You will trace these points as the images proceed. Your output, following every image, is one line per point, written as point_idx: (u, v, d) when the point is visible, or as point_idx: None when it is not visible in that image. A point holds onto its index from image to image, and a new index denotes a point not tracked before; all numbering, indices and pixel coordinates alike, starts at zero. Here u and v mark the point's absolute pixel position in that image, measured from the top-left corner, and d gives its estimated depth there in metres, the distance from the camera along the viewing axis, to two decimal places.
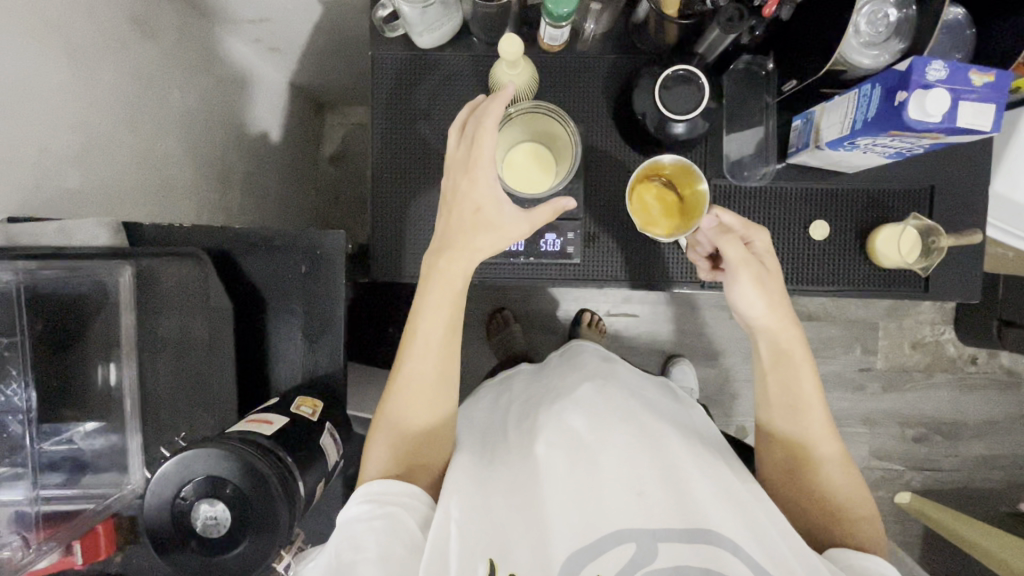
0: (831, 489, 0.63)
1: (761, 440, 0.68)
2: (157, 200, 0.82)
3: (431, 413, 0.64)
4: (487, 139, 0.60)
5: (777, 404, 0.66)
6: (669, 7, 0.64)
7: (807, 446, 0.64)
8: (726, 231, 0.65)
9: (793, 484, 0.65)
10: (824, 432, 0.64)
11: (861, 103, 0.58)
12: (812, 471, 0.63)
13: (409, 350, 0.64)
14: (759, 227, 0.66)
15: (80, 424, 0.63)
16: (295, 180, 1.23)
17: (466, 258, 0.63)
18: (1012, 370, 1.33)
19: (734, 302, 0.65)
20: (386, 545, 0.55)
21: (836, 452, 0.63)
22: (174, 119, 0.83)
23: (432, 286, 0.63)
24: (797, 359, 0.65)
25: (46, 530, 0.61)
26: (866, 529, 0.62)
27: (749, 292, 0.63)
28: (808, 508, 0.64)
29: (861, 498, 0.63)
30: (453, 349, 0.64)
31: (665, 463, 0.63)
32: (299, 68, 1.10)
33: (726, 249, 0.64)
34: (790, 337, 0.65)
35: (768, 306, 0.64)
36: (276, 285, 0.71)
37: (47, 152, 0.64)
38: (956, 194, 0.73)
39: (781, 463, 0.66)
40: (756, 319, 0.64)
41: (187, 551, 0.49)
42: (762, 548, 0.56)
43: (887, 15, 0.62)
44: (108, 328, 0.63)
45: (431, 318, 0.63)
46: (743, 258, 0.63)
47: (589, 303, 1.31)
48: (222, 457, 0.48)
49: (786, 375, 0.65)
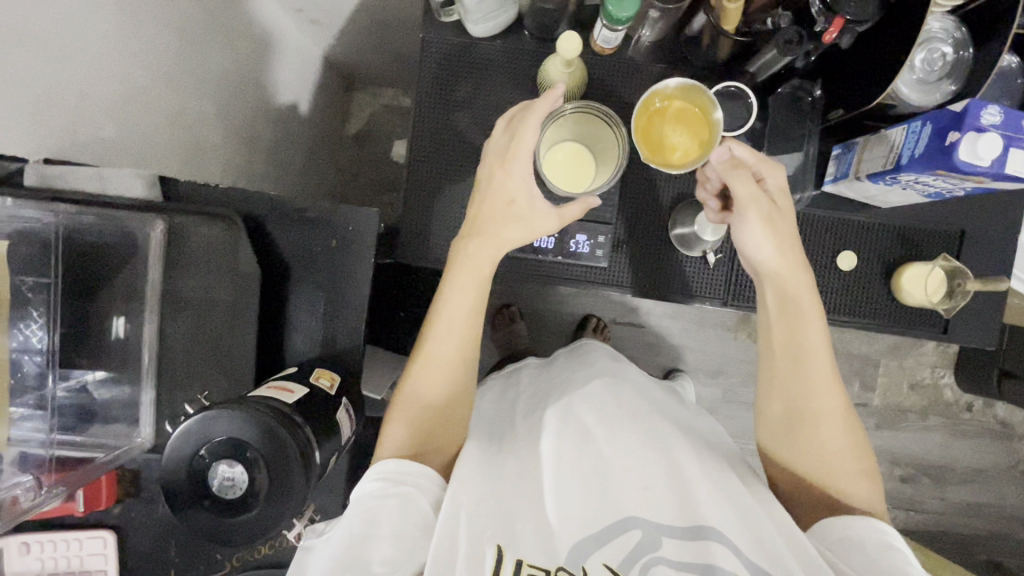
0: (830, 446, 0.62)
1: (761, 394, 0.66)
2: (186, 159, 0.81)
3: (449, 395, 0.64)
4: (527, 135, 0.61)
5: (778, 354, 0.64)
6: (728, 23, 0.62)
7: (808, 399, 0.62)
8: (737, 166, 0.62)
9: (790, 435, 0.64)
10: (827, 383, 0.62)
11: (908, 139, 0.58)
12: (812, 426, 0.62)
13: (432, 330, 0.64)
14: (773, 163, 0.64)
15: (89, 372, 0.63)
16: (318, 154, 1.22)
17: (495, 247, 0.63)
18: (1007, 421, 1.33)
19: (743, 244, 0.63)
20: (399, 522, 0.56)
21: (837, 405, 0.62)
22: (211, 79, 0.83)
23: (460, 270, 0.64)
24: (803, 306, 0.63)
25: (57, 473, 0.61)
26: (866, 493, 0.62)
27: (759, 231, 0.62)
28: (805, 472, 0.63)
29: (860, 454, 0.62)
30: (475, 334, 0.65)
31: (667, 460, 0.64)
32: (335, 42, 1.10)
33: (737, 186, 0.62)
34: (800, 283, 0.63)
35: (779, 249, 0.62)
36: (303, 255, 0.69)
37: (86, 98, 0.64)
38: (985, 241, 0.73)
39: (778, 421, 0.64)
40: (766, 262, 0.63)
41: (199, 509, 0.49)
42: (759, 550, 0.56)
43: (943, 55, 0.61)
44: (132, 280, 0.63)
45: (456, 299, 0.64)
46: (752, 195, 0.61)
47: (596, 309, 1.31)
48: (243, 421, 0.48)
49: (794, 323, 0.63)
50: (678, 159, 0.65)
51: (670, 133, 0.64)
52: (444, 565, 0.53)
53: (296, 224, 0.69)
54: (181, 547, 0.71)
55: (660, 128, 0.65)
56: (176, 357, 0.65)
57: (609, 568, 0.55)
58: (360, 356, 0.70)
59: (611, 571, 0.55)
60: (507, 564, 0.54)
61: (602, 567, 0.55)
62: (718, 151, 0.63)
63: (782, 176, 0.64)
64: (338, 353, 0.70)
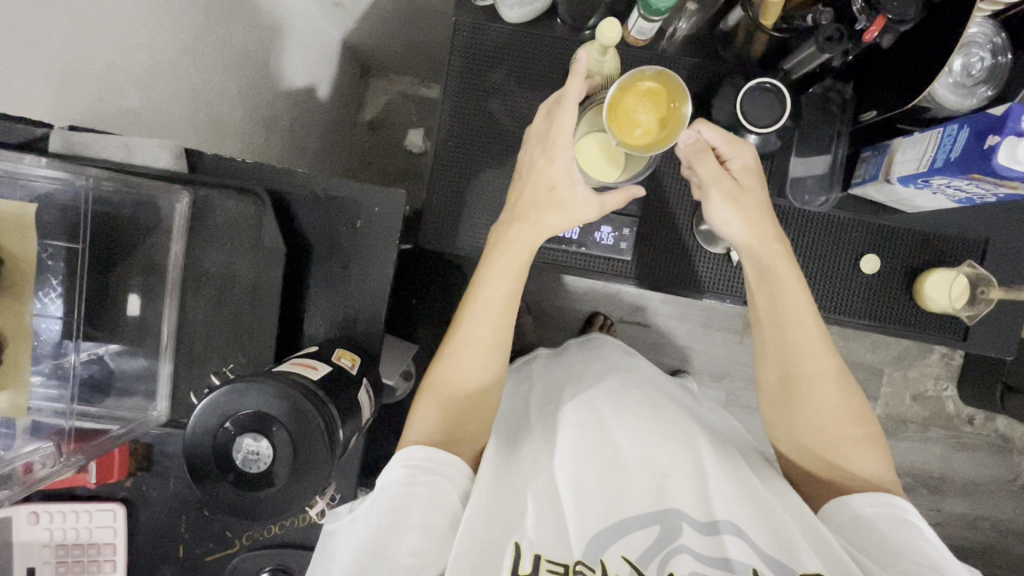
0: (826, 410, 0.62)
1: (757, 363, 0.67)
2: (205, 139, 0.76)
3: (481, 379, 0.64)
4: (567, 120, 0.62)
5: (763, 321, 0.66)
6: (767, 18, 0.63)
7: (798, 364, 0.63)
8: (700, 149, 0.66)
9: (788, 408, 0.64)
10: (814, 347, 0.63)
11: (944, 142, 0.58)
12: (806, 390, 0.63)
13: (468, 313, 0.65)
14: (742, 143, 0.66)
15: (102, 346, 0.63)
16: (334, 140, 1.18)
17: (535, 233, 0.65)
18: (1007, 435, 1.27)
19: (709, 221, 0.66)
20: (428, 512, 0.55)
21: (828, 368, 0.63)
22: (233, 58, 0.77)
23: (500, 251, 0.66)
24: (780, 274, 0.64)
25: (76, 443, 0.61)
26: (867, 459, 0.61)
27: (724, 210, 0.65)
28: (807, 441, 0.63)
29: (857, 417, 0.62)
30: (510, 318, 0.66)
31: (677, 447, 0.64)
32: (355, 28, 1.04)
33: (701, 166, 0.66)
34: (772, 251, 0.64)
35: (744, 222, 0.64)
36: (327, 236, 0.69)
37: (115, 68, 0.60)
38: (1007, 250, 0.74)
39: (774, 388, 0.65)
40: (733, 237, 0.65)
41: (223, 481, 0.51)
42: (769, 538, 0.56)
43: (981, 60, 0.62)
44: (155, 253, 0.63)
45: (493, 284, 0.65)
46: (711, 175, 0.65)
47: (601, 307, 1.24)
48: (269, 395, 0.49)
49: (771, 289, 0.64)
50: (640, 138, 0.61)
51: (639, 110, 0.61)
52: (467, 558, 0.52)
53: (321, 204, 0.68)
54: (192, 525, 0.73)
55: (633, 103, 0.61)
56: (196, 332, 0.65)
57: (629, 562, 0.54)
58: (380, 338, 0.69)
59: (632, 565, 0.54)
60: (525, 559, 0.52)
61: (621, 561, 0.54)
62: (686, 135, 0.66)
63: (749, 157, 0.66)
64: (358, 336, 0.69)
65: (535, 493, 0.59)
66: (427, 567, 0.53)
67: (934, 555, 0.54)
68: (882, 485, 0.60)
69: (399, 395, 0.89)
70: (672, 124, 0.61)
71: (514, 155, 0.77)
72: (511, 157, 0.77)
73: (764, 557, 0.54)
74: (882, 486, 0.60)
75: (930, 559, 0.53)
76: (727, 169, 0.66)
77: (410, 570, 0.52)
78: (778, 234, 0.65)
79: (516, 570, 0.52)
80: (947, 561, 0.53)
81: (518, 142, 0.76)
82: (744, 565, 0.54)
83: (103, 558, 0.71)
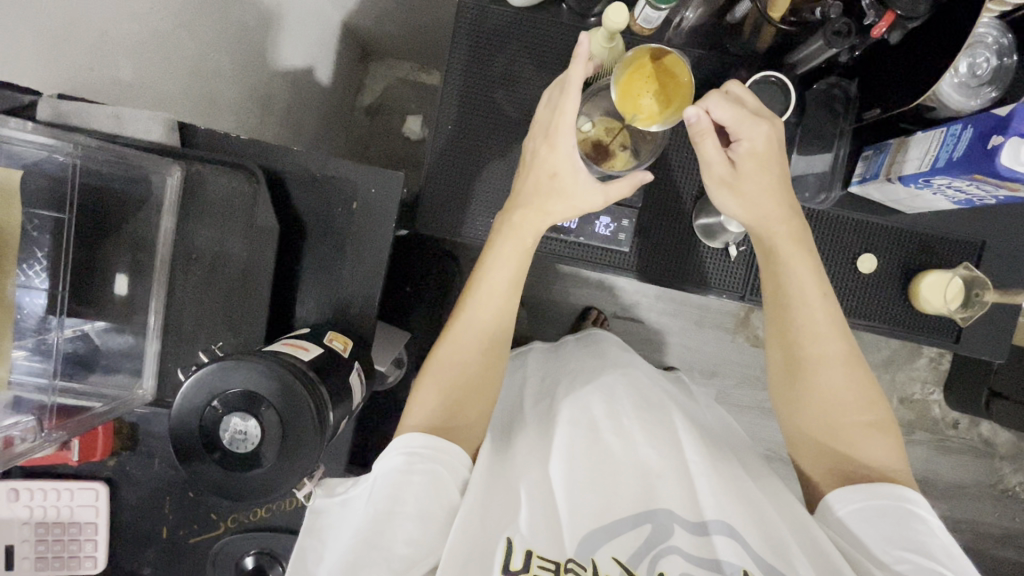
0: (827, 397, 0.62)
1: (766, 342, 0.68)
2: (199, 115, 0.75)
3: (483, 363, 0.64)
4: (568, 105, 0.61)
5: (771, 302, 0.66)
6: (775, 10, 0.63)
7: (803, 347, 0.63)
8: (706, 130, 0.60)
9: (792, 396, 0.65)
10: (819, 331, 0.63)
11: (947, 141, 0.58)
12: (806, 376, 0.63)
13: (473, 297, 0.65)
14: (753, 123, 0.61)
15: (89, 322, 0.61)
16: (331, 124, 1.16)
17: (543, 221, 0.65)
18: (990, 440, 1.29)
19: (715, 206, 0.66)
20: (426, 502, 0.54)
21: (835, 351, 0.63)
22: (230, 31, 0.75)
23: (509, 236, 0.65)
24: (783, 257, 0.64)
25: (58, 419, 0.59)
26: (873, 447, 0.61)
27: (721, 196, 0.64)
28: (811, 430, 0.64)
29: (862, 405, 0.62)
30: (513, 301, 0.66)
31: (679, 444, 0.65)
32: (357, 9, 1.02)
33: (699, 149, 0.62)
34: (777, 232, 0.63)
35: (744, 211, 0.63)
36: (321, 217, 0.67)
37: (108, 38, 0.58)
38: (1003, 254, 0.74)
39: (780, 370, 0.66)
40: (737, 220, 0.65)
41: (208, 461, 0.50)
42: (764, 540, 0.55)
43: (987, 60, 0.62)
44: (143, 228, 0.61)
45: (505, 265, 0.65)
46: (709, 159, 0.61)
47: (596, 302, 1.23)
48: (255, 374, 0.48)
49: (775, 271, 0.64)
50: (643, 118, 0.64)
51: (643, 92, 0.63)
52: (458, 547, 0.51)
53: (315, 184, 0.67)
54: (176, 506, 0.72)
55: (636, 85, 0.63)
56: (184, 310, 0.64)
57: (620, 563, 0.54)
58: (372, 323, 0.68)
59: (622, 566, 0.54)
60: (517, 555, 0.52)
61: (611, 562, 0.54)
62: (690, 112, 0.60)
63: (758, 140, 0.61)
64: (349, 319, 0.68)
65: (526, 489, 0.58)
66: (424, 552, 0.52)
67: (938, 553, 0.54)
68: (888, 473, 0.60)
69: (389, 382, 0.87)
70: (677, 104, 0.64)
71: (514, 141, 0.76)
72: (512, 146, 0.76)
73: (753, 557, 0.53)
74: (888, 474, 0.60)
75: (937, 559, 0.53)
76: (732, 152, 0.62)
77: (405, 560, 0.51)
78: (788, 213, 0.63)
79: (508, 567, 0.51)
80: (952, 558, 0.53)
81: (519, 128, 0.76)
82: (733, 566, 0.54)
83: (84, 537, 0.70)
